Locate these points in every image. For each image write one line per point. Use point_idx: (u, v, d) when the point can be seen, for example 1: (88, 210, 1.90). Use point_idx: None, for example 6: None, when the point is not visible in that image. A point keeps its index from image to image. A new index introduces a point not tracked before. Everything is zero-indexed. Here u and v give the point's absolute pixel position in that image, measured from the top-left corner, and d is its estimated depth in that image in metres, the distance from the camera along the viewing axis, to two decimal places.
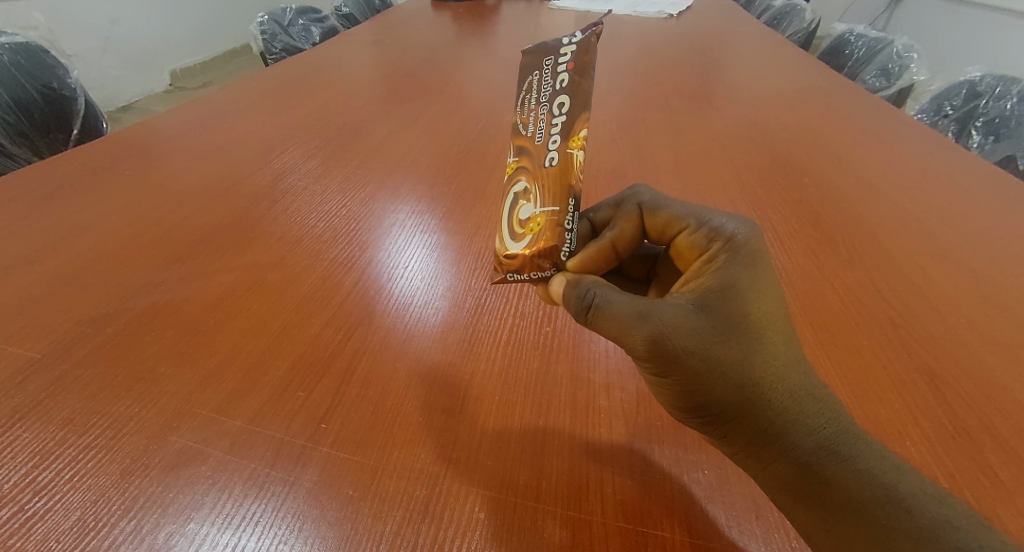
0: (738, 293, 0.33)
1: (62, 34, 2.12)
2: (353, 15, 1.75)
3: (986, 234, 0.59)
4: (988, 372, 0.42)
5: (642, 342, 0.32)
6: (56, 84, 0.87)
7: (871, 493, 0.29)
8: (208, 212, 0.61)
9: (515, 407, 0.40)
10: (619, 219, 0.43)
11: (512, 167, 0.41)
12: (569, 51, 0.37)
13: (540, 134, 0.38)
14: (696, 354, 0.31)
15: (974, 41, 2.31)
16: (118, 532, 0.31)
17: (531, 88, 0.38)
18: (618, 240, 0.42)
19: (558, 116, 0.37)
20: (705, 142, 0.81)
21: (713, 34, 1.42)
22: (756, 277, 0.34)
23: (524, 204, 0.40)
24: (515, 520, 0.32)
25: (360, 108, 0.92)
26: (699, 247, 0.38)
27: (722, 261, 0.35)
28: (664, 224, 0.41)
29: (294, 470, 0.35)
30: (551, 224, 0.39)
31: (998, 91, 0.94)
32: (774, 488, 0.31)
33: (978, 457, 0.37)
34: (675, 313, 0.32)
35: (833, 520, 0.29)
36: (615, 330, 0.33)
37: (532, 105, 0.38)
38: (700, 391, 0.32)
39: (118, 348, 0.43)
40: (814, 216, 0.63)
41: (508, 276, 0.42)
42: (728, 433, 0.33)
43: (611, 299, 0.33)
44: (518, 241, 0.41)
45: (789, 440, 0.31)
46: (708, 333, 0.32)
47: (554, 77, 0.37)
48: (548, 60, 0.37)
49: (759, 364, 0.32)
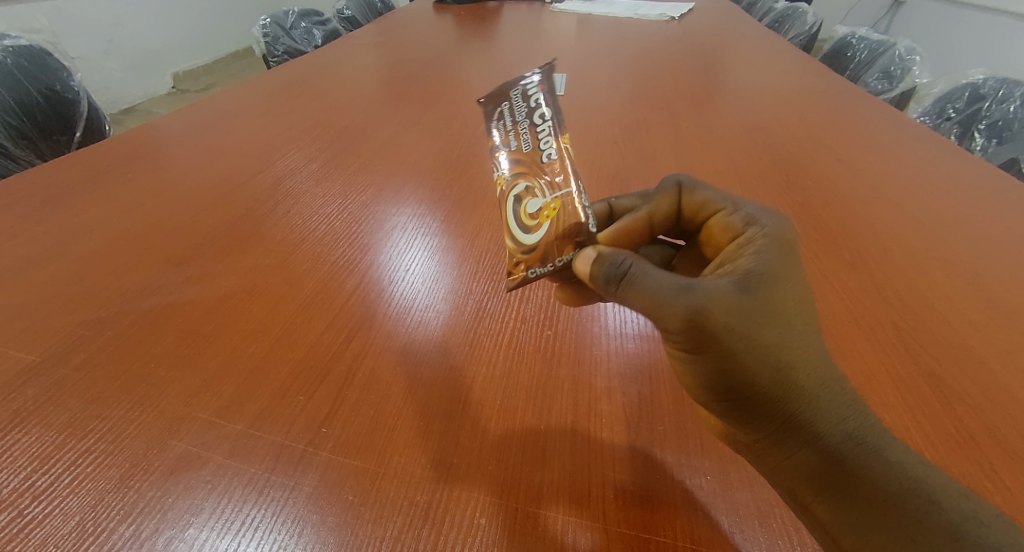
0: (778, 277, 0.34)
1: (66, 36, 2.13)
2: (356, 18, 1.75)
3: (991, 238, 0.58)
4: (993, 377, 0.42)
5: (679, 315, 0.31)
6: (60, 86, 0.88)
7: (900, 486, 0.30)
8: (210, 215, 0.61)
9: (516, 412, 0.39)
10: (657, 192, 0.44)
11: (500, 181, 0.40)
12: (536, 76, 0.40)
13: (525, 143, 0.40)
14: (735, 334, 0.31)
15: (977, 44, 2.31)
16: (117, 537, 0.31)
17: (504, 113, 0.40)
18: (654, 215, 0.43)
19: (543, 123, 0.40)
20: (707, 145, 0.81)
21: (714, 38, 1.42)
22: (792, 264, 0.35)
23: (531, 199, 0.40)
24: (519, 525, 0.32)
25: (362, 111, 0.92)
26: (735, 230, 0.39)
27: (760, 244, 0.36)
28: (699, 204, 0.42)
29: (294, 474, 0.35)
30: (567, 205, 0.39)
31: (1001, 94, 0.93)
32: (795, 480, 0.32)
33: (983, 463, 0.36)
34: (715, 290, 0.32)
35: (856, 513, 0.30)
36: (649, 302, 0.32)
37: (508, 126, 0.40)
38: (732, 373, 0.32)
39: (118, 352, 0.43)
40: (816, 218, 0.63)
41: (530, 271, 0.40)
42: (757, 419, 0.32)
43: (646, 271, 0.33)
44: (532, 233, 0.40)
45: (818, 431, 0.32)
46: (750, 314, 0.32)
47: (526, 97, 0.40)
48: (513, 90, 0.40)
49: (795, 348, 0.32)
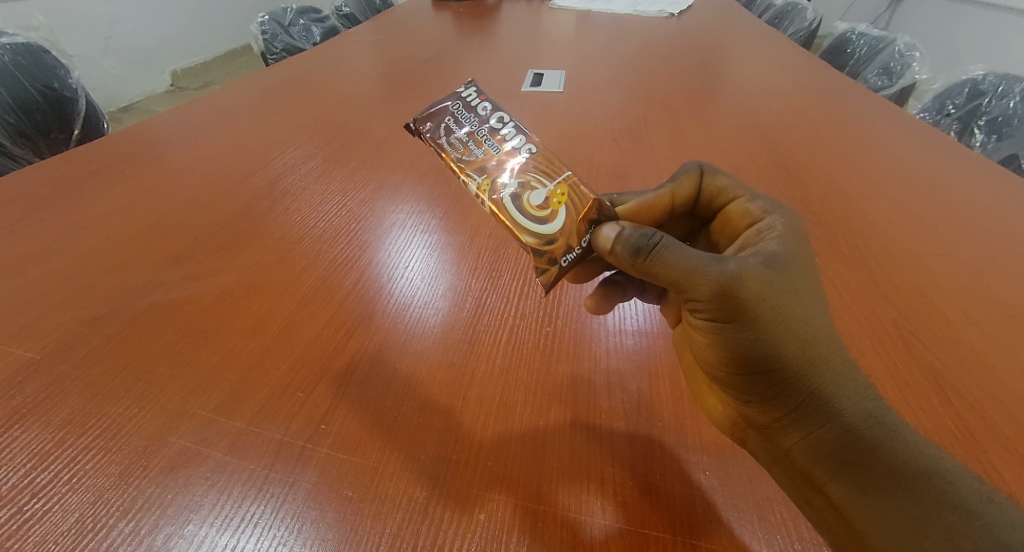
0: (798, 259, 0.37)
1: (63, 34, 2.12)
2: (354, 15, 1.74)
3: (990, 234, 0.58)
4: (992, 372, 0.42)
5: (712, 283, 0.34)
6: (57, 84, 0.87)
7: (915, 466, 0.30)
8: (207, 212, 0.61)
9: (515, 408, 0.39)
10: (680, 174, 0.46)
11: (485, 187, 0.41)
12: (471, 90, 0.44)
13: (492, 147, 0.43)
14: (764, 303, 0.33)
15: (978, 41, 2.30)
16: (117, 534, 0.32)
17: (458, 128, 0.43)
18: (677, 193, 0.46)
19: (502, 126, 0.43)
20: (707, 141, 0.81)
21: (713, 34, 1.41)
22: (808, 250, 0.38)
23: (533, 192, 0.41)
24: (521, 518, 0.33)
25: (360, 108, 0.92)
26: (752, 216, 0.42)
27: (780, 230, 0.39)
28: (719, 189, 0.45)
29: (294, 471, 0.35)
30: (573, 188, 0.42)
31: (1001, 90, 0.93)
32: (812, 461, 0.32)
33: (981, 457, 0.36)
34: (745, 264, 0.34)
35: (873, 493, 0.30)
36: (682, 271, 0.35)
37: (465, 139, 0.43)
38: (761, 341, 0.33)
39: (117, 349, 0.43)
40: (816, 215, 0.63)
41: (564, 258, 0.41)
42: (782, 394, 0.33)
43: (675, 245, 0.36)
44: (549, 223, 0.41)
45: (835, 410, 0.32)
46: (778, 287, 0.34)
47: (475, 109, 0.44)
48: (457, 106, 0.44)
49: (816, 324, 0.34)
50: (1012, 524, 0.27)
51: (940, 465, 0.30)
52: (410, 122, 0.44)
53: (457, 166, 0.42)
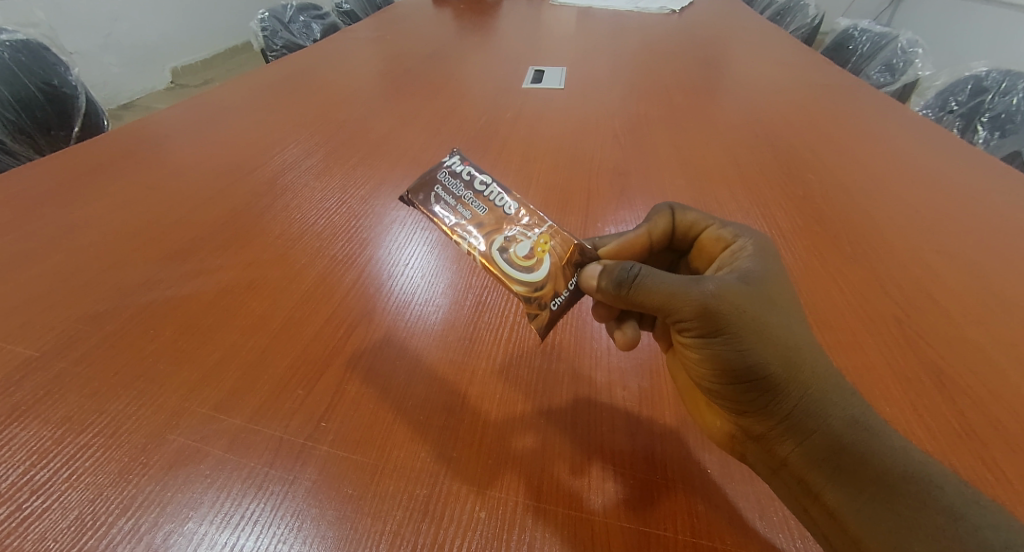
0: (773, 274, 0.37)
1: (64, 33, 2.13)
2: (354, 11, 1.73)
3: (993, 233, 0.58)
4: (996, 372, 0.42)
5: (695, 303, 0.34)
6: (57, 80, 0.87)
7: (905, 468, 0.30)
8: (207, 210, 0.60)
9: (516, 405, 0.39)
10: (653, 214, 0.46)
11: (474, 248, 0.41)
12: (454, 158, 0.44)
13: (478, 208, 0.42)
14: (745, 317, 0.33)
15: (983, 36, 2.27)
16: (116, 531, 0.31)
17: (446, 195, 0.43)
18: (653, 232, 0.45)
19: (487, 187, 0.43)
20: (709, 139, 0.80)
21: (716, 31, 1.40)
22: (781, 266, 0.39)
23: (518, 244, 0.41)
24: (519, 517, 0.32)
25: (359, 105, 0.91)
26: (725, 240, 0.42)
27: (751, 250, 0.40)
28: (691, 222, 0.45)
29: (294, 468, 0.35)
30: (555, 235, 0.42)
31: (1004, 87, 0.93)
32: (808, 466, 0.32)
33: (985, 456, 0.36)
34: (722, 283, 0.35)
35: (868, 494, 0.30)
36: (665, 295, 0.35)
37: (452, 203, 0.43)
38: (749, 352, 0.33)
39: (115, 348, 0.43)
40: (819, 213, 0.62)
41: (552, 303, 0.40)
42: (773, 403, 0.33)
43: (655, 273, 0.36)
44: (536, 271, 0.40)
45: (824, 416, 0.32)
46: (756, 302, 0.34)
47: (459, 174, 0.44)
48: (443, 174, 0.44)
49: (796, 334, 0.34)
50: (1001, 526, 0.28)
51: (933, 466, 0.30)
52: (401, 195, 0.44)
53: (448, 229, 0.41)
